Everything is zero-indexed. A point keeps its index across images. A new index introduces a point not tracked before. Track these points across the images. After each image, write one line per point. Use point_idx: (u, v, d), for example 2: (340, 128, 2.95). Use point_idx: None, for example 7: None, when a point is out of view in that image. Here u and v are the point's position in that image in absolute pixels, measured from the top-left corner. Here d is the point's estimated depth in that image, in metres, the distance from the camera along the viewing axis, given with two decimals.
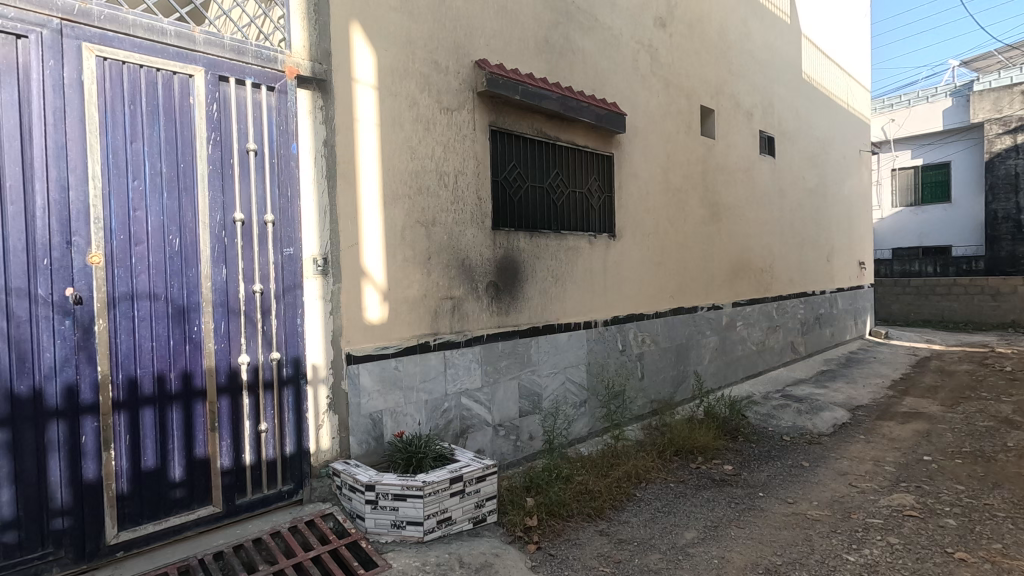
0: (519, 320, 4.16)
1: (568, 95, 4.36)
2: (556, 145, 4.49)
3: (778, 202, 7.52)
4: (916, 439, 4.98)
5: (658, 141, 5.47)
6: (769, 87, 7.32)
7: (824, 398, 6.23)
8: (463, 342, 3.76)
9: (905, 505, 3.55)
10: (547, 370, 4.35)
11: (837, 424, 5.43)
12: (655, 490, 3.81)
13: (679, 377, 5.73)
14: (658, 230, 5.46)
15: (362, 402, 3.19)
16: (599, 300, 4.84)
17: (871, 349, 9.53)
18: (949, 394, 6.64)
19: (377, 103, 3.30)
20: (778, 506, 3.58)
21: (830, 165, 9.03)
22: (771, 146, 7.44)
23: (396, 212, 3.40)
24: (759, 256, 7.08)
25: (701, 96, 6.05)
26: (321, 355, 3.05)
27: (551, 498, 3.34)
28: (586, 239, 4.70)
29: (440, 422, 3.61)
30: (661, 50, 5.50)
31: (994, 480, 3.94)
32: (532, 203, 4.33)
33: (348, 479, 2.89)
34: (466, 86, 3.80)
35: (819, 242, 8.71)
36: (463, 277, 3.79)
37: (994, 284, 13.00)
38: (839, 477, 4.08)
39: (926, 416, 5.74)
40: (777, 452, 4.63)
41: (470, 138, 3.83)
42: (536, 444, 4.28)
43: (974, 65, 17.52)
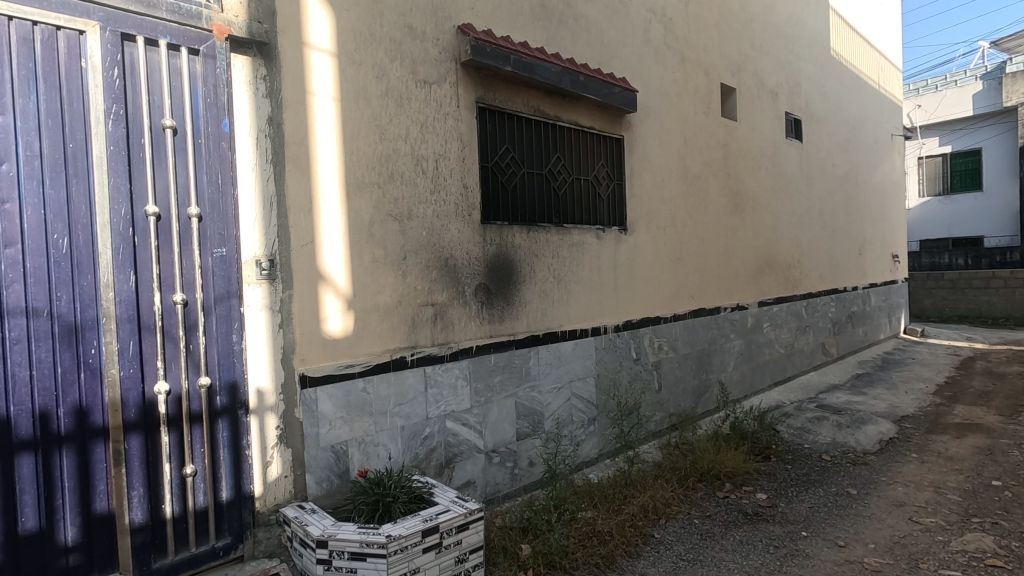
0: (515, 328, 3.59)
1: (570, 68, 3.76)
2: (556, 126, 3.90)
3: (807, 190, 6.84)
4: (979, 458, 4.30)
5: (673, 122, 4.86)
6: (795, 65, 6.64)
7: (864, 408, 5.56)
8: (448, 355, 3.20)
9: (984, 551, 2.91)
10: (549, 385, 3.78)
11: (884, 439, 4.76)
12: (677, 529, 3.21)
13: (701, 386, 5.12)
14: (675, 223, 4.85)
15: (321, 433, 2.65)
16: (609, 303, 4.24)
17: (907, 349, 8.79)
18: (1005, 400, 5.93)
19: (336, 74, 2.74)
20: (826, 552, 2.96)
21: (861, 151, 8.30)
22: (798, 129, 6.75)
23: (362, 204, 2.84)
24: (786, 251, 6.42)
25: (720, 73, 5.40)
26: (268, 377, 2.52)
27: (552, 546, 2.78)
28: (593, 233, 4.11)
29: (421, 451, 3.06)
30: (676, 21, 4.88)
31: None
32: (529, 192, 3.74)
33: (298, 531, 2.35)
34: (447, 55, 3.22)
35: (851, 235, 7.99)
36: (447, 279, 3.22)
37: None
38: (895, 510, 3.44)
39: (985, 428, 5.05)
40: (818, 475, 3.99)
41: (453, 116, 3.25)
42: (537, 471, 3.71)
43: (1006, 46, 16.55)
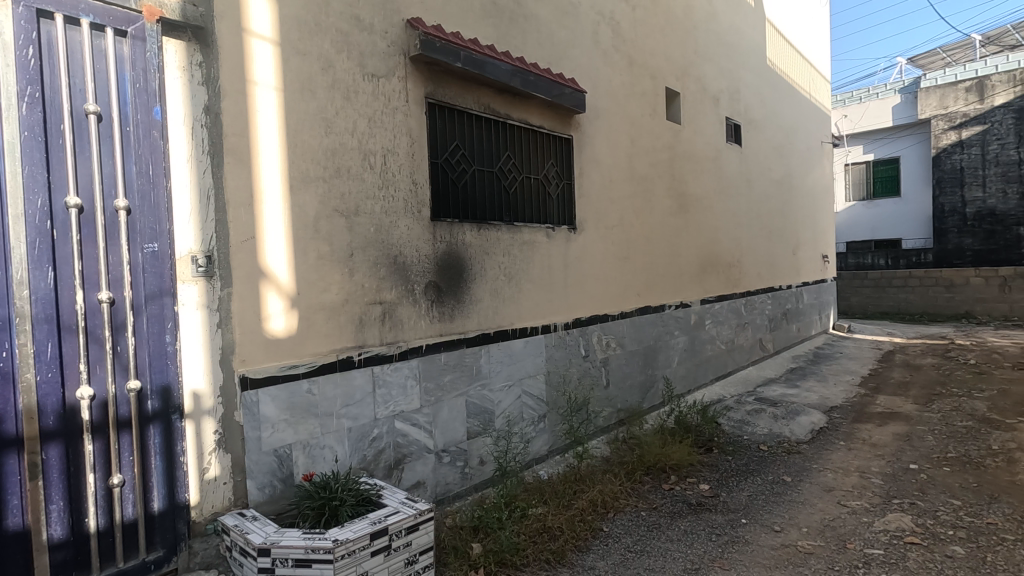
0: (466, 326, 3.56)
1: (521, 66, 3.77)
2: (507, 124, 3.91)
3: (745, 193, 7.15)
4: (899, 444, 4.62)
5: (621, 124, 4.96)
6: (735, 72, 6.92)
7: (798, 400, 5.87)
8: (397, 355, 3.15)
9: (904, 530, 3.13)
10: (499, 383, 3.78)
11: (815, 429, 5.03)
12: (625, 522, 3.28)
13: (647, 382, 5.26)
14: (623, 222, 4.96)
15: (263, 437, 2.56)
16: (559, 302, 4.28)
17: (836, 344, 9.36)
18: (921, 390, 6.41)
19: (279, 64, 2.64)
20: (765, 537, 3.10)
21: (795, 157, 8.76)
22: (738, 134, 7.03)
23: (307, 198, 2.75)
24: (727, 251, 6.68)
25: (666, 77, 5.56)
26: (205, 380, 2.39)
27: (502, 543, 2.78)
28: (544, 231, 4.14)
29: (369, 453, 2.99)
30: (624, 25, 4.98)
31: (989, 492, 3.59)
32: (479, 190, 3.72)
33: (238, 540, 2.24)
34: (396, 49, 3.16)
35: (786, 236, 8.41)
36: (395, 277, 3.16)
37: (948, 276, 13.13)
38: (826, 495, 3.65)
39: (904, 415, 5.44)
40: (756, 465, 4.17)
41: (402, 111, 3.19)
42: (487, 470, 3.70)
43: (920, 62, 17.92)
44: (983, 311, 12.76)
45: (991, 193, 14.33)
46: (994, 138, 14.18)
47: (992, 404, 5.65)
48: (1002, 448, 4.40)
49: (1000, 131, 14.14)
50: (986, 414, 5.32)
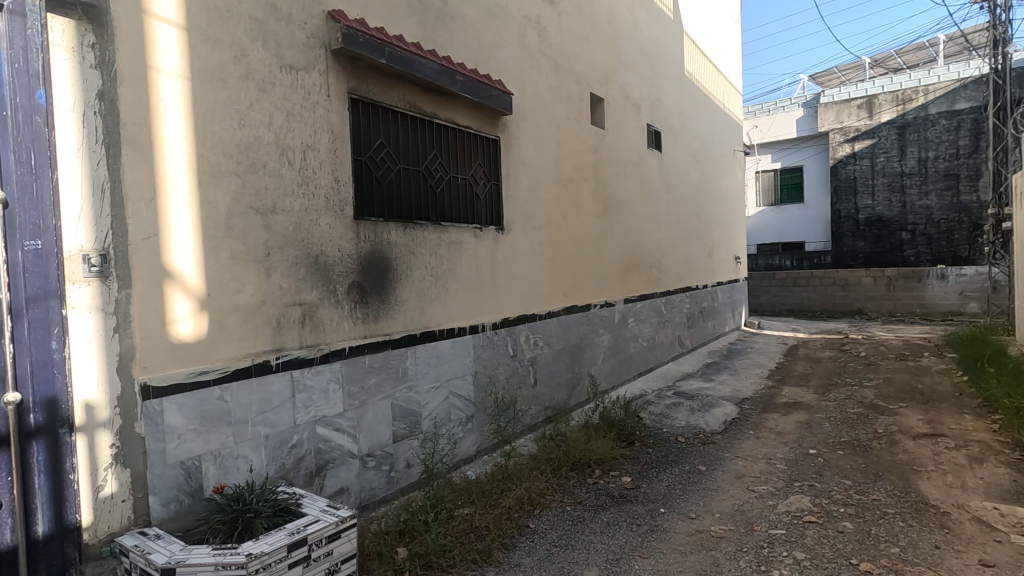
0: (391, 328, 3.49)
1: (448, 66, 3.74)
2: (433, 123, 3.87)
3: (665, 197, 7.49)
4: (800, 431, 5.01)
5: (548, 127, 5.05)
6: (656, 81, 7.23)
7: (712, 393, 6.24)
8: (318, 358, 3.04)
9: (803, 510, 3.40)
10: (426, 385, 3.74)
11: (728, 420, 5.36)
12: (551, 518, 3.35)
13: (574, 379, 5.39)
14: (550, 223, 5.05)
15: (168, 449, 2.39)
16: (488, 302, 4.30)
17: (747, 339, 10.01)
18: (820, 381, 7.00)
19: (186, 50, 2.48)
20: (681, 525, 3.26)
21: (710, 164, 9.28)
22: (658, 140, 7.35)
23: (218, 194, 2.60)
24: (649, 252, 6.98)
25: (591, 83, 5.72)
26: (100, 390, 2.20)
27: (428, 546, 2.77)
28: (471, 231, 4.14)
29: (288, 461, 2.87)
30: (550, 30, 5.07)
31: (875, 471, 3.98)
32: (405, 189, 3.66)
33: (139, 561, 2.08)
34: (315, 41, 3.04)
35: (702, 238, 8.89)
36: (316, 277, 3.05)
37: (843, 276, 14.41)
38: (736, 481, 3.90)
39: (805, 405, 5.91)
40: (674, 456, 4.38)
41: (323, 106, 3.08)
42: (415, 472, 3.65)
43: (819, 79, 19.54)
44: (873, 308, 14.09)
45: (879, 201, 15.85)
46: (881, 151, 15.72)
47: (878, 392, 6.26)
48: (886, 431, 4.89)
49: (886, 145, 15.69)
50: (873, 401, 5.89)
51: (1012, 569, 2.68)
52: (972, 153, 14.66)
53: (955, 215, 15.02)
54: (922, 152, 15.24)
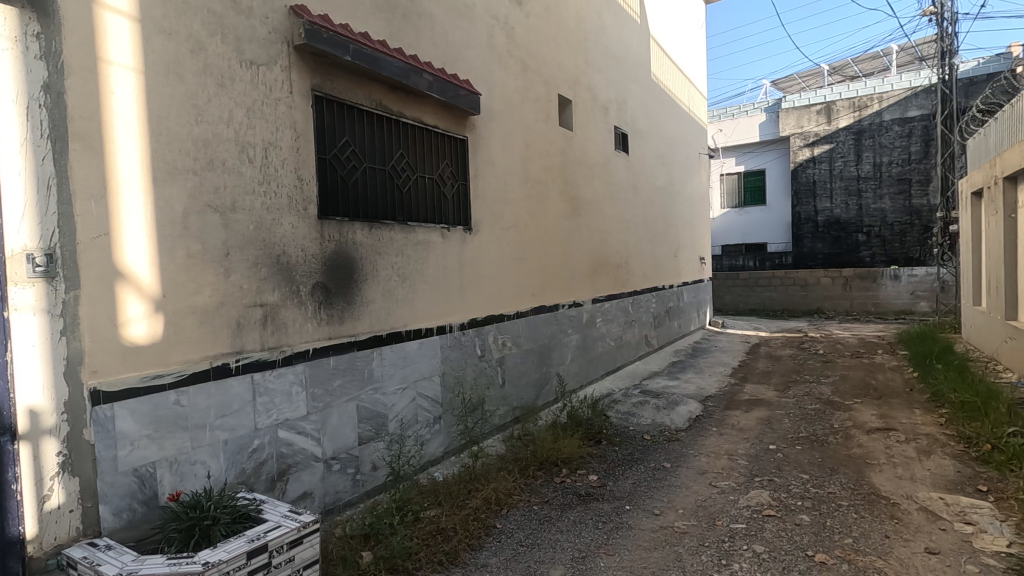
0: (357, 329, 3.44)
1: (414, 65, 3.71)
2: (399, 122, 3.83)
3: (632, 198, 7.59)
4: (761, 428, 5.16)
5: (516, 128, 5.06)
6: (623, 84, 7.33)
7: (678, 391, 6.36)
8: (280, 360, 2.97)
9: (763, 504, 3.50)
10: (393, 386, 3.70)
11: (692, 418, 5.47)
12: (518, 517, 3.36)
13: (542, 379, 5.42)
14: (518, 224, 5.06)
15: (120, 455, 2.31)
16: (455, 303, 4.28)
17: (712, 338, 10.25)
18: (780, 378, 7.21)
19: (139, 42, 2.40)
20: (645, 521, 3.32)
21: (676, 166, 9.46)
22: (625, 142, 7.45)
23: (174, 192, 2.52)
24: (616, 252, 7.07)
25: (558, 85, 5.76)
26: (45, 396, 2.11)
27: (393, 549, 2.74)
28: (439, 231, 4.11)
29: (248, 466, 2.80)
30: (518, 31, 5.09)
31: (831, 465, 4.12)
32: (371, 189, 3.61)
33: (87, 573, 2.00)
34: (277, 36, 2.98)
35: (668, 239, 9.06)
36: (278, 278, 2.98)
37: (803, 276, 14.88)
38: (699, 477, 3.98)
39: (766, 401, 6.08)
40: (640, 454, 4.45)
41: (285, 103, 3.02)
42: (381, 475, 3.60)
43: (781, 85, 20.12)
44: (831, 307, 14.60)
45: (837, 204, 16.43)
46: (839, 156, 16.29)
47: (835, 389, 6.49)
48: (842, 426, 5.07)
49: (843, 150, 16.26)
50: (830, 397, 6.10)
51: (954, 556, 2.82)
52: (923, 159, 15.32)
53: (907, 218, 15.67)
54: (877, 157, 15.85)
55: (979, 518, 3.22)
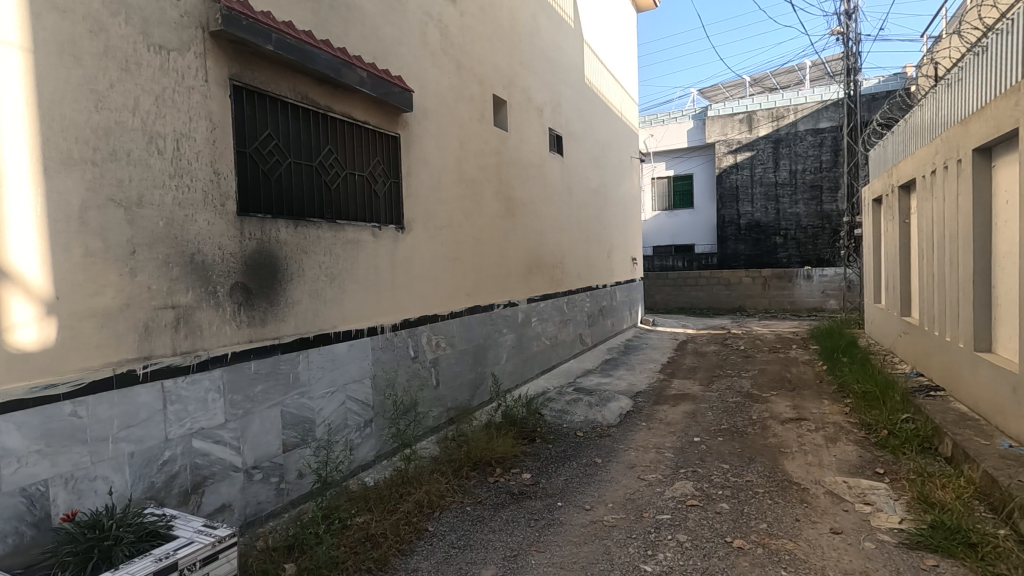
0: (281, 331, 3.29)
1: (343, 58, 3.59)
2: (327, 116, 3.70)
3: (567, 200, 7.72)
4: (686, 421, 5.39)
5: (450, 126, 5.02)
6: (557, 86, 7.44)
7: (609, 388, 6.54)
8: (195, 365, 2.79)
9: (687, 494, 3.66)
10: (320, 390, 3.57)
11: (623, 413, 5.64)
12: (450, 519, 3.33)
13: (476, 379, 5.41)
14: (452, 223, 5.02)
15: (4, 475, 2.09)
16: (387, 303, 4.19)
17: (643, 336, 10.62)
18: (705, 373, 7.57)
19: (27, 19, 2.19)
20: (577, 517, 3.38)
21: (609, 169, 9.71)
22: (560, 144, 7.57)
23: (69, 184, 2.31)
24: (551, 252, 7.17)
25: (493, 85, 5.76)
26: None
27: (319, 559, 2.65)
28: (369, 230, 4.01)
29: (158, 479, 2.61)
30: (451, 29, 5.04)
31: (749, 455, 4.37)
32: (297, 185, 3.46)
33: None
34: (190, 21, 2.79)
35: (602, 240, 9.29)
36: (192, 278, 2.80)
37: (727, 276, 15.70)
38: (629, 471, 4.11)
39: (692, 395, 6.37)
40: (573, 450, 4.54)
41: (199, 92, 2.84)
42: (307, 483, 3.46)
43: (707, 94, 21.13)
44: (752, 305, 15.49)
45: (757, 208, 17.44)
46: (759, 163, 17.30)
47: (754, 382, 6.89)
48: (759, 417, 5.39)
49: (763, 157, 17.28)
50: (749, 390, 6.47)
51: (855, 534, 3.06)
52: (832, 167, 16.54)
53: (819, 222, 16.86)
54: (793, 165, 16.96)
55: (876, 498, 3.51)
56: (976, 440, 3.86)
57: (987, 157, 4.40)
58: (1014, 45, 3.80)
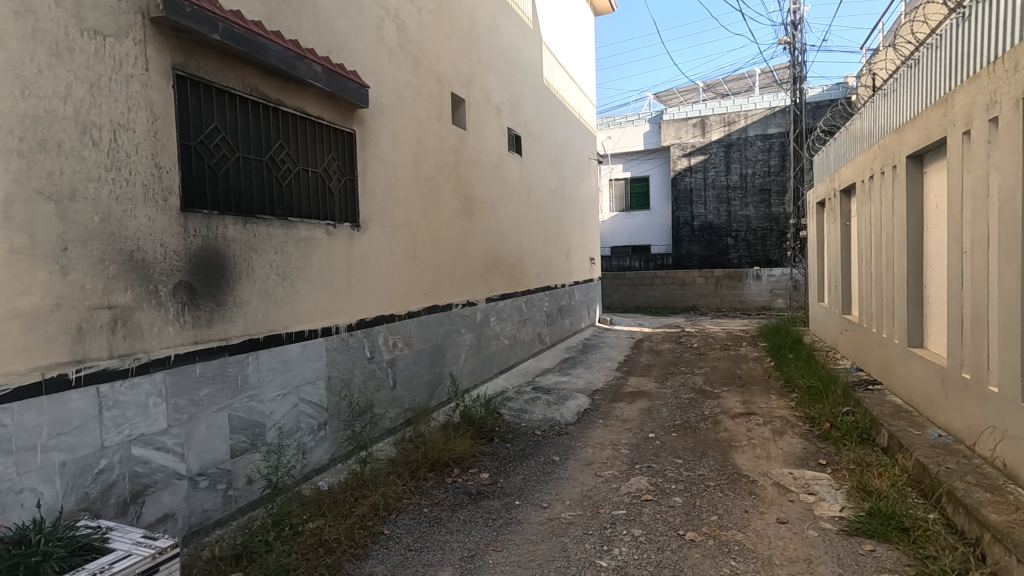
0: (229, 332, 3.17)
1: (295, 51, 3.49)
2: (278, 110, 3.58)
3: (525, 199, 7.75)
4: (642, 417, 5.50)
5: (407, 124, 4.95)
6: (516, 86, 7.46)
7: (567, 386, 6.60)
8: (134, 369, 2.65)
9: (642, 489, 3.73)
10: (271, 393, 3.45)
11: (580, 411, 5.70)
12: (407, 521, 3.29)
13: (434, 380, 5.36)
14: (409, 222, 4.95)
15: None
16: (342, 303, 4.09)
17: (601, 335, 10.77)
18: (660, 370, 7.74)
19: None
20: (534, 514, 3.40)
21: (567, 170, 9.80)
22: (518, 144, 7.58)
23: None
24: (510, 252, 7.18)
25: (451, 83, 5.72)
26: None
27: (269, 567, 2.56)
28: (323, 228, 3.91)
29: (93, 490, 2.47)
30: (408, 25, 4.98)
31: (701, 449, 4.49)
32: (246, 180, 3.34)
33: None
34: (128, 5, 2.64)
35: (560, 240, 9.37)
36: (130, 277, 2.66)
37: (681, 276, 16.13)
38: (586, 468, 4.15)
39: (647, 393, 6.50)
40: (531, 449, 4.55)
41: (139, 80, 2.69)
42: (256, 489, 3.34)
43: (663, 98, 21.64)
44: (705, 304, 15.96)
45: (710, 210, 17.98)
46: (712, 166, 17.84)
47: (707, 379, 7.10)
48: (711, 413, 5.55)
49: (715, 161, 17.82)
50: (702, 387, 6.66)
51: (799, 523, 3.19)
52: (780, 171, 17.21)
53: (767, 224, 17.50)
54: (743, 168, 17.56)
55: (819, 488, 3.67)
56: (909, 431, 4.09)
57: (919, 164, 4.67)
58: (944, 59, 4.04)
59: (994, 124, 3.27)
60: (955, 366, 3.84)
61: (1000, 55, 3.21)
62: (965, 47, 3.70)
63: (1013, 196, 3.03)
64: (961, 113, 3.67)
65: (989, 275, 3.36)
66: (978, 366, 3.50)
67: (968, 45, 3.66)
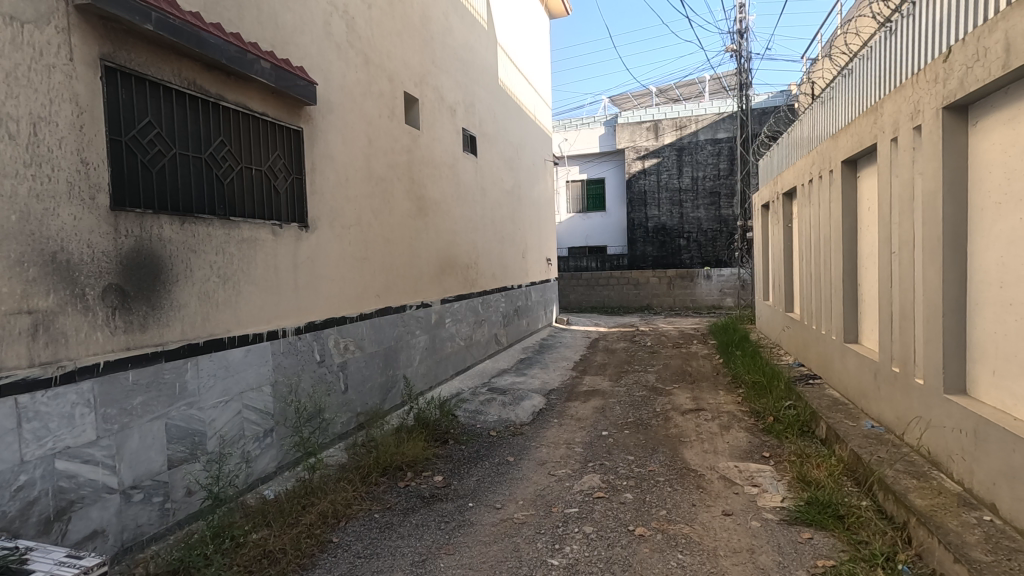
0: (165, 336, 3.02)
1: (237, 44, 3.36)
2: (219, 105, 3.44)
3: (480, 200, 7.72)
4: (596, 416, 5.57)
5: (358, 122, 4.86)
6: (470, 86, 7.43)
7: (522, 387, 6.61)
8: (58, 377, 2.49)
9: (594, 487, 3.78)
10: (212, 400, 3.32)
11: (535, 411, 5.73)
12: (357, 528, 3.22)
13: (387, 383, 5.27)
14: (360, 222, 4.85)
15: None
16: (288, 305, 3.97)
17: (557, 335, 10.86)
18: (614, 369, 7.87)
19: None
20: (487, 515, 3.39)
21: (523, 171, 9.84)
22: (473, 144, 7.56)
23: None
24: (464, 252, 7.14)
25: (403, 81, 5.64)
26: None
27: None
28: (268, 228, 3.78)
29: (11, 508, 2.31)
30: (358, 22, 4.88)
31: (652, 445, 4.59)
32: (183, 177, 3.19)
33: None
34: None
35: (516, 241, 9.40)
36: (53, 280, 2.50)
37: (636, 276, 16.46)
38: (539, 468, 4.17)
39: (601, 391, 6.59)
40: (485, 450, 4.54)
41: (62, 70, 2.53)
42: (196, 501, 3.20)
43: (618, 102, 22.04)
44: (658, 304, 16.34)
45: (663, 212, 18.43)
46: (664, 169, 18.29)
47: (658, 376, 7.26)
48: (663, 409, 5.68)
49: (668, 164, 18.28)
50: (654, 384, 6.80)
51: (743, 514, 3.30)
52: (728, 175, 17.81)
53: (717, 226, 18.09)
54: (694, 172, 18.08)
55: (763, 479, 3.81)
56: (844, 422, 4.30)
57: (853, 169, 4.92)
58: (874, 69, 4.26)
59: (918, 132, 3.47)
60: (886, 360, 4.06)
61: (923, 67, 3.42)
62: (892, 60, 3.91)
63: (935, 200, 3.23)
64: (889, 121, 3.88)
65: (915, 275, 3.56)
66: (905, 360, 3.71)
67: (895, 56, 3.87)
